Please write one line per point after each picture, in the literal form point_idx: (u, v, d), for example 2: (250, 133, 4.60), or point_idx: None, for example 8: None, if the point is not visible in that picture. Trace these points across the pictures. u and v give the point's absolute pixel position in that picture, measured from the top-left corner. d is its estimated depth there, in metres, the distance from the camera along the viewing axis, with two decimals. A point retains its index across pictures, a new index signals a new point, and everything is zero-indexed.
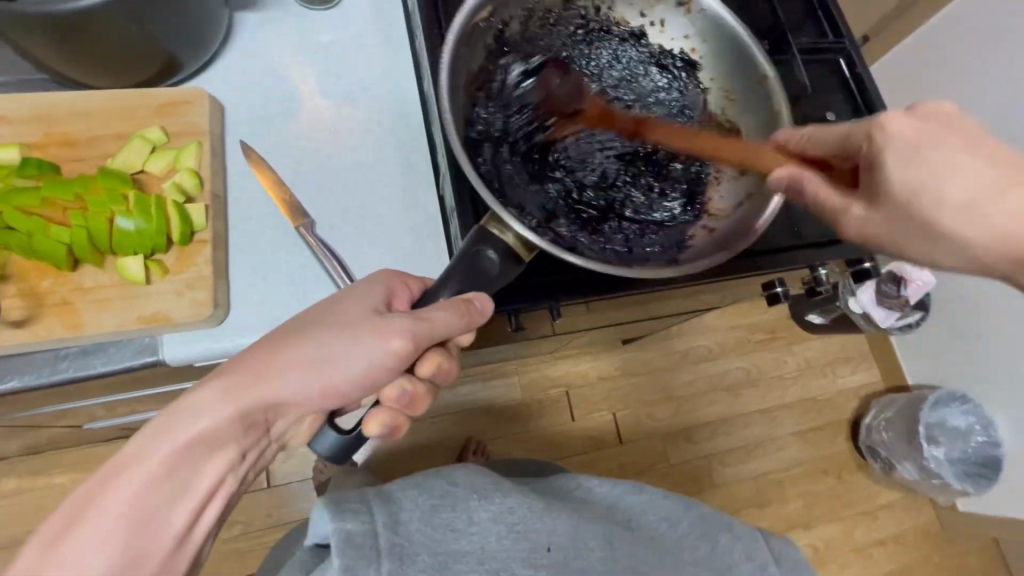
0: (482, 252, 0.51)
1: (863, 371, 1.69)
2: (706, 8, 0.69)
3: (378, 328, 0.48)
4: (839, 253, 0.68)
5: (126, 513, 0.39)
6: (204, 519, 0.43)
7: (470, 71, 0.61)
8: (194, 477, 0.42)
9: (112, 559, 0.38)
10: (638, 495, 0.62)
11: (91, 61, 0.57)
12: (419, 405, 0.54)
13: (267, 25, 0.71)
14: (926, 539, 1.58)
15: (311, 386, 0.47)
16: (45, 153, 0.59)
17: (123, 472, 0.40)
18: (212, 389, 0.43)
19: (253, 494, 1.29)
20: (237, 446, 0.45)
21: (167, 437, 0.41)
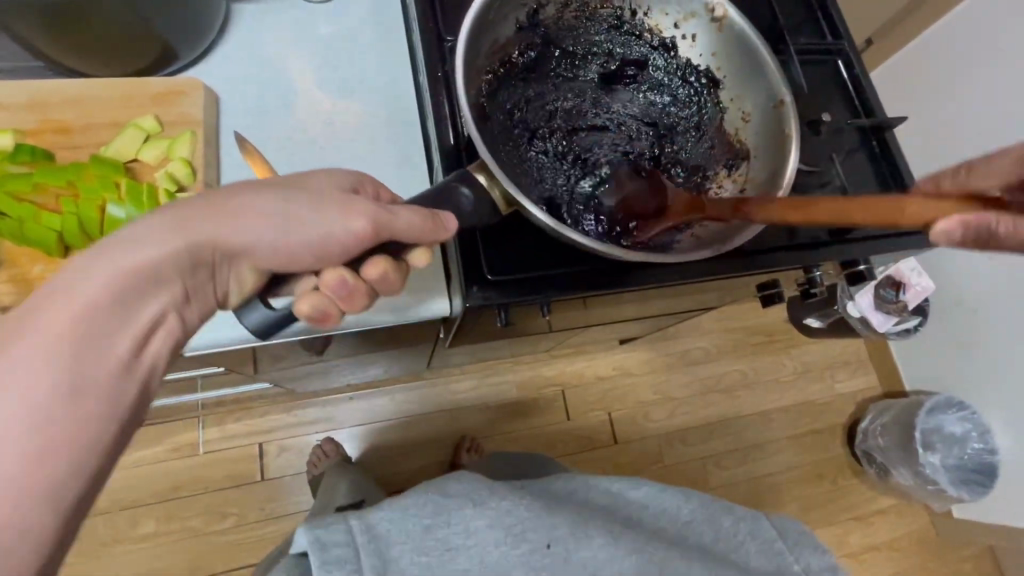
0: (458, 189, 0.52)
1: (861, 375, 1.68)
2: (738, 26, 0.65)
3: (343, 203, 0.45)
4: (832, 254, 0.68)
5: (65, 335, 0.37)
6: (150, 353, 0.41)
7: (493, 44, 0.62)
8: (138, 308, 0.40)
9: (53, 378, 0.36)
10: (639, 490, 0.63)
11: (86, 49, 0.57)
12: (355, 304, 0.48)
13: (265, 17, 0.71)
14: (920, 545, 1.57)
15: (262, 240, 0.44)
16: (40, 140, 0.59)
17: (60, 295, 0.37)
18: (157, 220, 0.41)
19: (247, 487, 1.30)
20: (184, 284, 0.43)
21: (105, 260, 0.39)
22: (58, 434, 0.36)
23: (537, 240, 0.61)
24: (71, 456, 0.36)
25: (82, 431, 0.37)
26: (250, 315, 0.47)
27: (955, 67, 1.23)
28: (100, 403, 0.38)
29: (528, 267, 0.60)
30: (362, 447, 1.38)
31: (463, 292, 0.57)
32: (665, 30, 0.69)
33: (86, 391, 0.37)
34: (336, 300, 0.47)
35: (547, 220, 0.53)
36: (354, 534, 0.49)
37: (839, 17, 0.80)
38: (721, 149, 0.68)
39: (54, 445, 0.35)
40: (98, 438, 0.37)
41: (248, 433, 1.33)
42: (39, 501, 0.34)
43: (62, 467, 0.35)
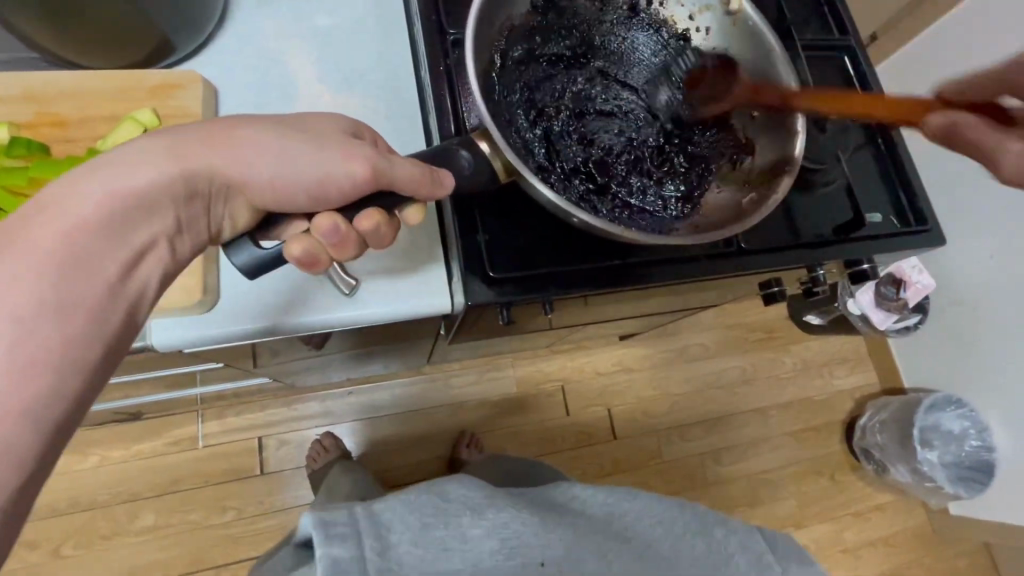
0: (458, 152, 0.51)
1: (860, 372, 1.68)
2: (750, 19, 0.65)
3: (345, 146, 0.45)
4: (834, 254, 0.67)
5: (50, 242, 0.35)
6: (139, 277, 0.39)
7: (508, 21, 0.61)
8: (130, 229, 0.39)
9: (35, 284, 0.34)
10: (632, 505, 0.61)
11: (81, 41, 0.56)
12: (344, 253, 0.47)
13: (263, 7, 0.70)
14: (916, 542, 1.58)
15: (256, 176, 0.44)
16: (36, 133, 0.58)
17: (44, 206, 0.36)
18: (152, 143, 0.41)
19: (246, 480, 1.30)
20: (176, 213, 0.42)
21: (98, 179, 0.38)
22: (44, 348, 0.33)
23: (540, 234, 0.60)
24: (57, 373, 0.34)
25: (68, 348, 0.34)
26: (240, 253, 0.46)
27: (965, 60, 1.20)
28: (88, 321, 0.35)
29: (531, 264, 0.59)
30: (362, 441, 1.38)
31: (464, 289, 0.57)
32: (679, 22, 0.69)
33: (75, 306, 0.35)
34: (326, 247, 0.46)
35: (553, 197, 0.51)
36: (357, 526, 0.49)
37: (845, 14, 0.79)
38: (728, 141, 0.64)
39: (39, 359, 0.33)
40: (84, 358, 0.35)
41: (248, 427, 1.33)
42: (20, 419, 0.32)
43: (46, 383, 0.33)
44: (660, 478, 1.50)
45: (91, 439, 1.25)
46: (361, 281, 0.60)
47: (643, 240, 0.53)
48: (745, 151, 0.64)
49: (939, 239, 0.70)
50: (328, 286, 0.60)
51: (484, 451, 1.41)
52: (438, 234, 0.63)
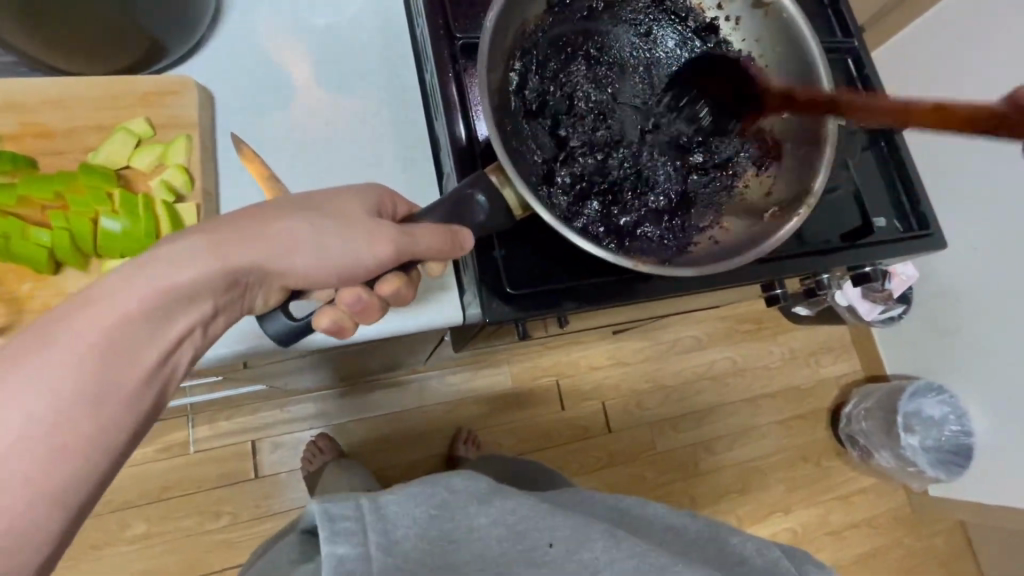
0: (472, 197, 0.49)
1: (844, 361, 1.73)
2: (784, 12, 0.62)
3: (371, 226, 0.44)
4: (840, 262, 0.68)
5: (96, 345, 0.34)
6: (172, 361, 0.38)
7: (522, 26, 0.59)
8: (169, 320, 0.38)
9: (79, 387, 0.34)
10: (638, 505, 0.63)
11: (67, 47, 0.53)
12: (368, 319, 0.48)
13: (257, 4, 0.67)
14: (897, 522, 1.64)
15: (296, 265, 0.42)
16: (21, 145, 0.55)
17: (93, 303, 0.35)
18: (196, 240, 0.38)
19: (240, 484, 1.27)
20: (214, 303, 0.40)
21: (144, 273, 0.36)
22: (77, 439, 0.34)
23: (554, 245, 0.60)
24: (85, 463, 0.34)
25: (97, 439, 0.34)
26: (271, 322, 0.47)
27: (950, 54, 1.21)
28: (120, 410, 0.35)
29: (545, 280, 0.58)
30: (357, 441, 1.36)
31: (483, 305, 0.56)
32: (707, 11, 0.67)
33: (110, 398, 0.35)
34: (350, 316, 0.47)
35: (553, 220, 0.49)
36: (365, 509, 0.48)
37: (850, 21, 0.78)
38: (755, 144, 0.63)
39: (71, 450, 0.33)
40: (112, 446, 0.35)
41: (242, 430, 1.30)
42: (47, 508, 0.32)
43: (76, 470, 0.34)
44: (653, 469, 1.52)
45: None
46: None
47: (654, 272, 0.52)
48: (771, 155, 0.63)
49: (941, 243, 0.71)
50: None
51: (481, 449, 1.40)
52: None
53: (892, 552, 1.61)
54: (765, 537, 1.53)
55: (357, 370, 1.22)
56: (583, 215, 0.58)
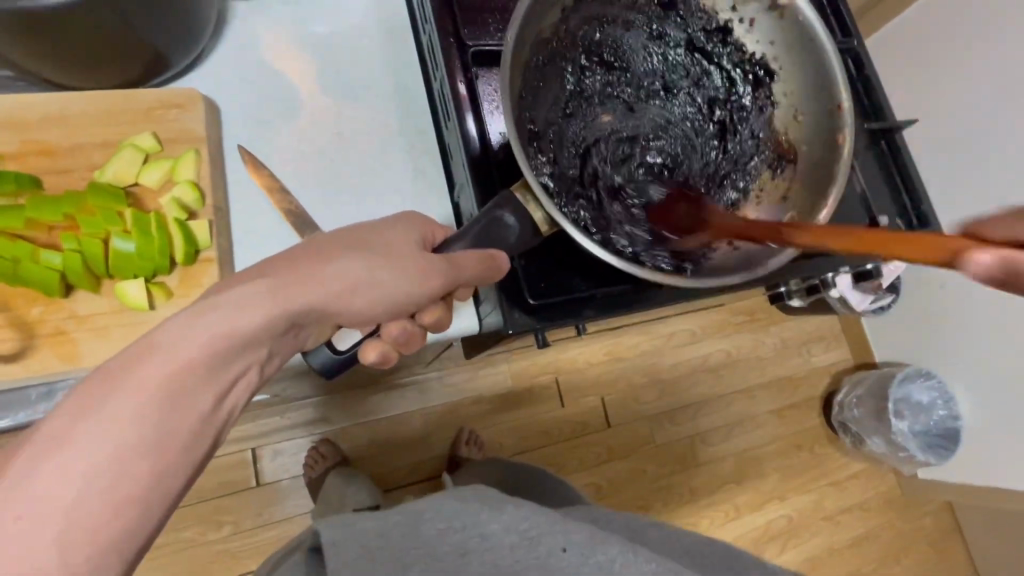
0: (502, 217, 0.50)
1: (835, 349, 1.76)
2: (801, 13, 0.61)
3: (421, 259, 0.47)
4: (842, 262, 0.69)
5: (160, 390, 0.33)
6: (230, 402, 0.37)
7: (538, 34, 0.58)
8: (229, 362, 0.36)
9: (143, 435, 0.32)
10: (654, 527, 0.60)
11: (69, 61, 0.51)
12: (412, 346, 0.53)
13: (259, 12, 0.65)
14: (888, 505, 1.69)
15: (351, 305, 0.44)
16: (23, 164, 0.54)
17: (158, 347, 0.34)
18: (257, 284, 0.39)
19: (241, 493, 1.26)
20: (270, 347, 0.39)
21: (211, 315, 0.36)
22: (138, 490, 0.31)
23: (574, 256, 0.60)
24: (143, 516, 0.31)
25: (156, 489, 0.32)
26: (319, 355, 0.52)
27: (939, 49, 1.21)
28: (179, 457, 0.33)
29: (561, 290, 0.59)
30: (357, 445, 1.36)
31: (505, 317, 0.56)
32: (720, 12, 0.65)
33: (176, 441, 0.33)
34: (395, 346, 0.52)
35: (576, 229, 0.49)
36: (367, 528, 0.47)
37: (848, 19, 0.79)
38: (768, 147, 0.65)
39: (135, 500, 0.31)
40: (171, 495, 0.33)
41: (241, 439, 1.28)
42: (105, 566, 0.30)
43: (135, 523, 0.31)
44: (653, 462, 1.54)
45: None
46: None
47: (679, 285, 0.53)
48: (787, 157, 0.64)
49: None
50: None
51: (484, 448, 1.40)
52: None
53: (885, 535, 1.66)
54: (762, 525, 1.57)
55: (356, 374, 1.21)
56: (606, 224, 0.59)
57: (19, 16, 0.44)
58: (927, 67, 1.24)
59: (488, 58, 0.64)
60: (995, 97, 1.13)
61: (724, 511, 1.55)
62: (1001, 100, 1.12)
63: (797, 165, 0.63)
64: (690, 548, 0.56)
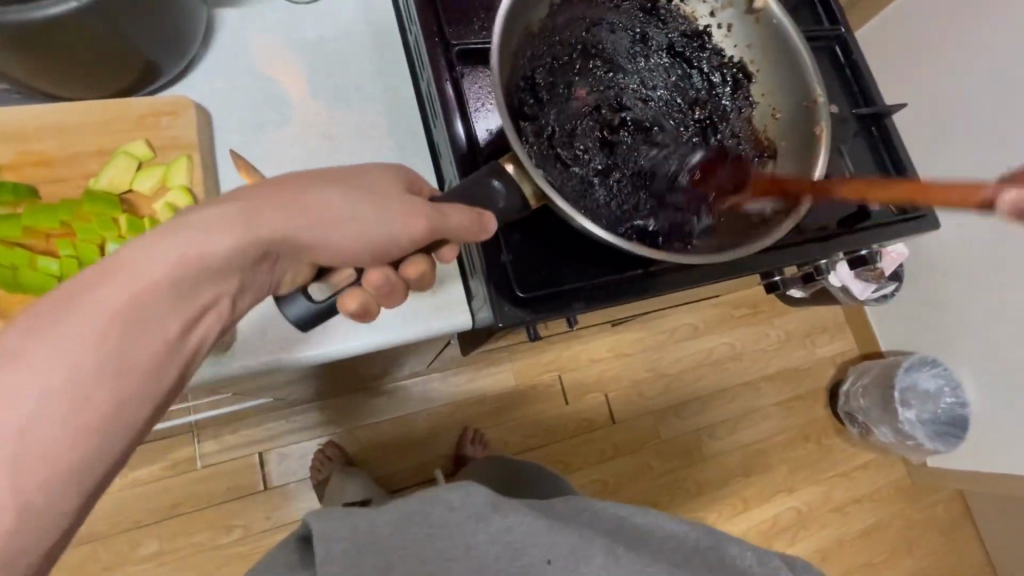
0: (490, 181, 0.50)
1: (840, 339, 1.75)
2: (774, 17, 0.64)
3: (408, 203, 0.46)
4: (836, 249, 0.69)
5: (118, 316, 0.33)
6: (196, 335, 0.38)
7: (526, 30, 0.60)
8: (195, 291, 0.37)
9: (101, 359, 0.32)
10: (643, 516, 0.59)
11: (62, 72, 0.52)
12: (393, 299, 0.50)
13: (247, 20, 0.67)
14: (899, 495, 1.67)
15: (329, 239, 0.43)
16: (20, 174, 0.55)
17: (115, 272, 0.34)
18: (228, 206, 0.38)
19: (249, 497, 1.27)
20: (243, 277, 0.40)
21: (171, 241, 0.36)
22: (97, 411, 0.32)
23: (561, 250, 0.61)
24: (101, 441, 0.32)
25: (115, 415, 0.33)
26: (292, 306, 0.46)
27: (935, 32, 1.20)
28: (142, 385, 0.34)
29: (555, 281, 0.60)
30: (363, 447, 1.36)
31: (496, 311, 0.56)
32: (700, 18, 0.68)
33: (136, 367, 0.34)
34: (377, 297, 0.48)
35: (567, 209, 0.51)
36: (354, 539, 0.50)
37: (838, 11, 0.79)
38: (748, 145, 0.66)
39: (94, 421, 0.32)
40: (132, 423, 0.34)
41: (248, 443, 1.29)
42: (62, 486, 0.31)
43: (98, 445, 0.32)
44: (658, 457, 1.54)
45: None
46: None
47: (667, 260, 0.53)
48: (766, 154, 0.65)
49: (933, 224, 0.73)
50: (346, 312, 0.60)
51: (489, 447, 1.41)
52: None
53: (896, 525, 1.64)
54: (770, 517, 1.56)
55: (360, 377, 1.22)
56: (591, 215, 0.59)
57: (12, 29, 0.45)
58: (923, 52, 1.23)
59: (474, 57, 0.65)
60: (997, 83, 1.12)
61: (732, 505, 1.55)
62: (1003, 87, 1.11)
63: (778, 162, 0.65)
64: (674, 551, 0.56)
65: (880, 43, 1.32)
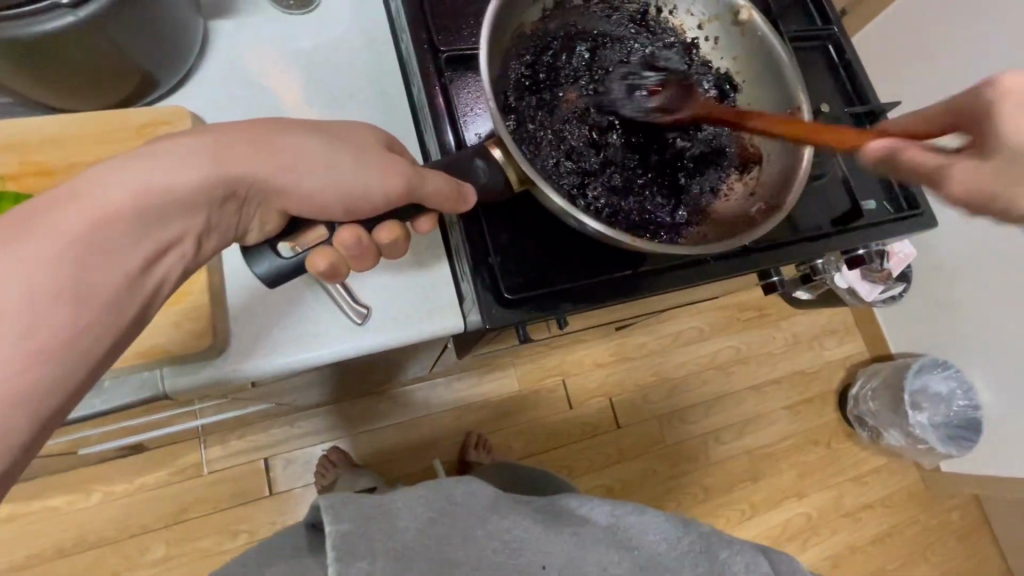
0: (473, 161, 0.51)
1: (849, 342, 1.72)
2: (759, 29, 0.64)
3: (382, 157, 0.48)
4: (830, 247, 0.69)
5: (79, 240, 0.35)
6: (159, 271, 0.40)
7: (516, 32, 0.61)
8: (159, 226, 0.39)
9: (62, 281, 0.34)
10: (638, 517, 0.58)
11: (60, 85, 0.54)
12: (363, 263, 0.50)
13: (243, 31, 0.68)
14: (913, 500, 1.64)
15: (299, 186, 0.45)
16: (21, 185, 0.57)
17: (77, 197, 0.36)
18: (195, 140, 0.41)
19: (254, 503, 1.28)
20: (209, 215, 0.42)
21: (135, 171, 0.38)
22: (58, 334, 0.33)
23: (549, 251, 0.61)
24: (60, 366, 0.34)
25: (75, 341, 0.34)
26: (261, 261, 0.47)
27: (935, 31, 1.20)
28: (103, 312, 0.36)
29: (543, 281, 0.60)
30: (368, 453, 1.37)
31: (484, 313, 0.57)
32: (688, 31, 0.68)
33: (98, 293, 0.35)
34: (347, 259, 0.49)
35: (564, 204, 0.51)
36: (365, 511, 0.48)
37: (831, 13, 0.79)
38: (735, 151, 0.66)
39: (52, 344, 0.33)
40: (92, 351, 0.35)
41: (254, 449, 1.30)
42: (19, 407, 0.32)
43: (57, 367, 0.33)
44: (665, 461, 1.52)
45: (92, 476, 1.21)
46: (372, 309, 0.61)
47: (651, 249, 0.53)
48: (752, 161, 0.65)
49: (930, 223, 0.72)
50: (339, 314, 0.61)
51: (493, 453, 1.41)
52: (444, 255, 0.65)
53: (910, 531, 1.61)
54: (780, 523, 1.53)
55: (363, 382, 1.23)
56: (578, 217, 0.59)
57: (9, 43, 0.46)
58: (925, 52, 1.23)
59: (463, 60, 0.65)
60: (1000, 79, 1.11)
61: (741, 510, 1.53)
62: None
63: (764, 169, 0.64)
64: (666, 554, 0.55)
65: (883, 43, 1.32)
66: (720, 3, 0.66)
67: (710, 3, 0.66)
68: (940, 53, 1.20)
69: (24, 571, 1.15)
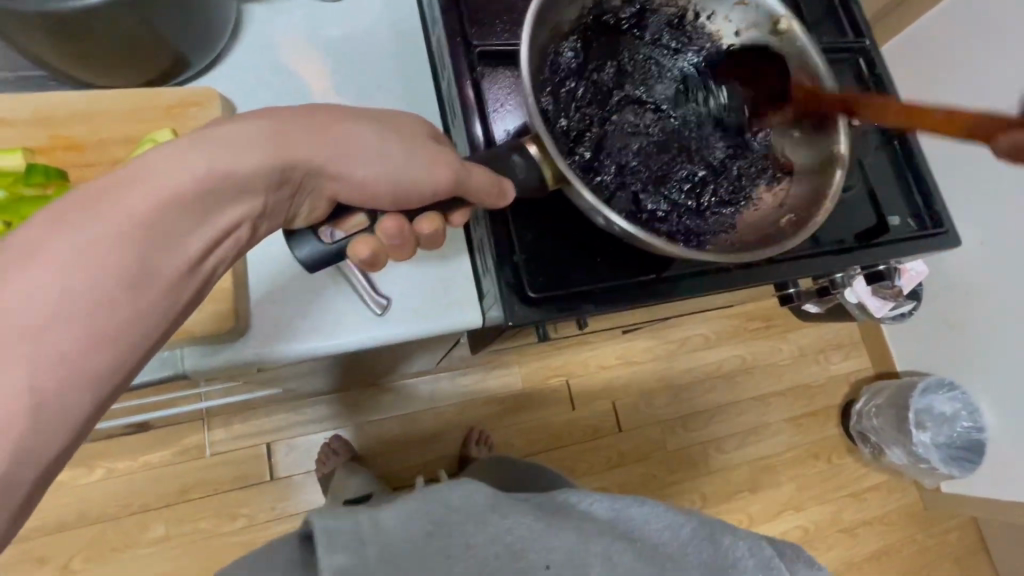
0: (510, 157, 0.51)
1: (855, 357, 1.72)
2: (798, 39, 0.65)
3: (431, 150, 0.47)
4: (852, 262, 0.68)
5: (144, 221, 0.35)
6: (216, 254, 0.40)
7: (553, 30, 0.61)
8: (217, 211, 0.39)
9: (126, 263, 0.34)
10: (639, 508, 0.59)
11: (96, 61, 0.54)
12: (402, 252, 0.50)
13: (276, 15, 0.68)
14: (910, 519, 1.63)
15: (350, 173, 0.45)
16: (51, 158, 0.57)
17: (144, 176, 0.35)
18: (257, 123, 0.41)
19: (254, 487, 1.28)
20: (265, 200, 0.42)
21: (198, 153, 0.38)
22: (121, 315, 0.34)
23: (573, 252, 0.61)
24: (119, 348, 0.34)
25: (133, 325, 0.34)
26: (303, 246, 0.47)
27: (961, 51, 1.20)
28: (163, 295, 0.36)
29: (565, 282, 0.60)
30: (369, 444, 1.37)
31: (506, 309, 0.57)
32: (725, 37, 0.68)
33: (159, 277, 0.35)
34: (387, 247, 0.49)
35: (594, 201, 0.51)
36: (361, 523, 0.50)
37: (864, 25, 0.78)
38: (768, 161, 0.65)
39: (113, 325, 0.33)
40: (150, 333, 0.35)
41: (258, 433, 1.31)
42: (79, 387, 0.32)
43: (116, 349, 0.34)
44: (665, 467, 1.52)
45: (96, 453, 1.22)
46: (392, 300, 0.61)
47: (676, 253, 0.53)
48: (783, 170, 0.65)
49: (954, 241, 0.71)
50: (361, 305, 0.60)
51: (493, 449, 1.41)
52: (466, 247, 0.65)
53: (906, 550, 1.60)
54: (776, 535, 1.53)
55: (370, 372, 1.23)
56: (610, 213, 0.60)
57: (49, 16, 0.46)
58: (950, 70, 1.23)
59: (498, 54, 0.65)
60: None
61: (739, 520, 1.52)
62: None
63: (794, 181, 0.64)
64: (667, 545, 0.57)
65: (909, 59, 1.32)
66: (760, 11, 0.66)
67: (750, 10, 0.66)
68: (965, 72, 1.20)
69: (24, 542, 1.16)
